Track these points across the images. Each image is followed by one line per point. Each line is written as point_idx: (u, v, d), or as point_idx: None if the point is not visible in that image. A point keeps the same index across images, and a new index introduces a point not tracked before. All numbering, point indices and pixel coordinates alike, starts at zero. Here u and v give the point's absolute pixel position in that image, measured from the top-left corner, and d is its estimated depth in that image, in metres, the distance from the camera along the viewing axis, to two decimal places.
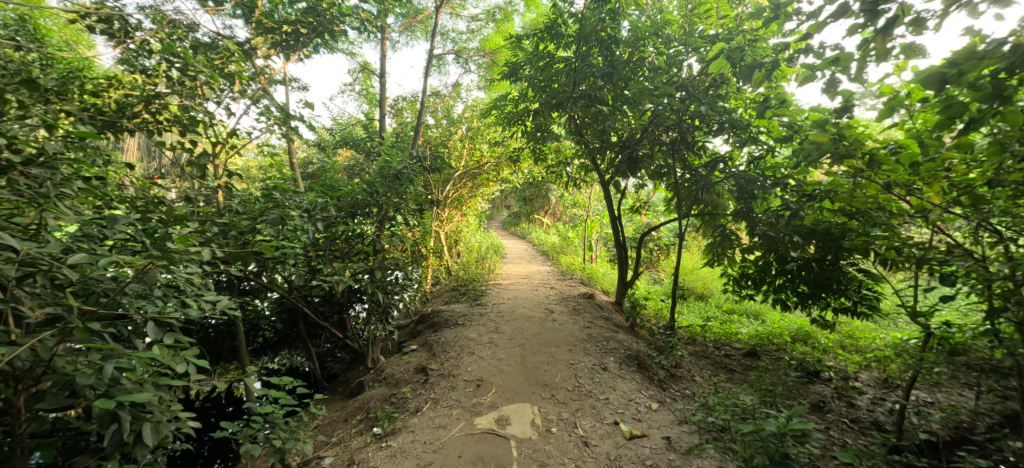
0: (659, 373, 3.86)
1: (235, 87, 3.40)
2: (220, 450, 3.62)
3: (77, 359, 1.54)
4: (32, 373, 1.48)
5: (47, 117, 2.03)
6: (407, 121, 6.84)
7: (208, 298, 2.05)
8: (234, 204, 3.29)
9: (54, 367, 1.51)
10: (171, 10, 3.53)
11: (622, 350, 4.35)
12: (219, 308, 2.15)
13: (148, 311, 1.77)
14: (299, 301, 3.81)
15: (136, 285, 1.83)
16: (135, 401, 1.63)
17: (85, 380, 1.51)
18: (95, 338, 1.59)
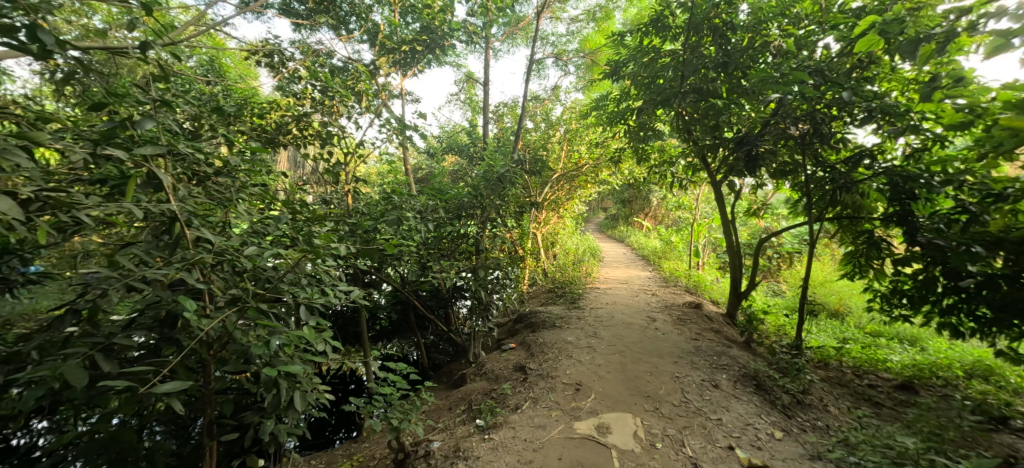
0: (783, 398, 3.45)
1: (364, 104, 3.83)
2: (345, 421, 4.17)
3: (249, 333, 1.86)
4: (220, 341, 1.83)
5: (228, 136, 2.50)
6: (508, 126, 7.06)
7: (344, 288, 2.34)
8: (360, 206, 3.70)
9: (234, 338, 1.85)
10: (314, 41, 4.10)
11: (736, 367, 3.99)
12: (350, 298, 2.45)
13: (299, 297, 2.08)
14: (412, 295, 4.16)
15: (290, 274, 2.17)
16: (291, 372, 1.94)
17: (257, 351, 1.84)
18: (265, 315, 1.92)
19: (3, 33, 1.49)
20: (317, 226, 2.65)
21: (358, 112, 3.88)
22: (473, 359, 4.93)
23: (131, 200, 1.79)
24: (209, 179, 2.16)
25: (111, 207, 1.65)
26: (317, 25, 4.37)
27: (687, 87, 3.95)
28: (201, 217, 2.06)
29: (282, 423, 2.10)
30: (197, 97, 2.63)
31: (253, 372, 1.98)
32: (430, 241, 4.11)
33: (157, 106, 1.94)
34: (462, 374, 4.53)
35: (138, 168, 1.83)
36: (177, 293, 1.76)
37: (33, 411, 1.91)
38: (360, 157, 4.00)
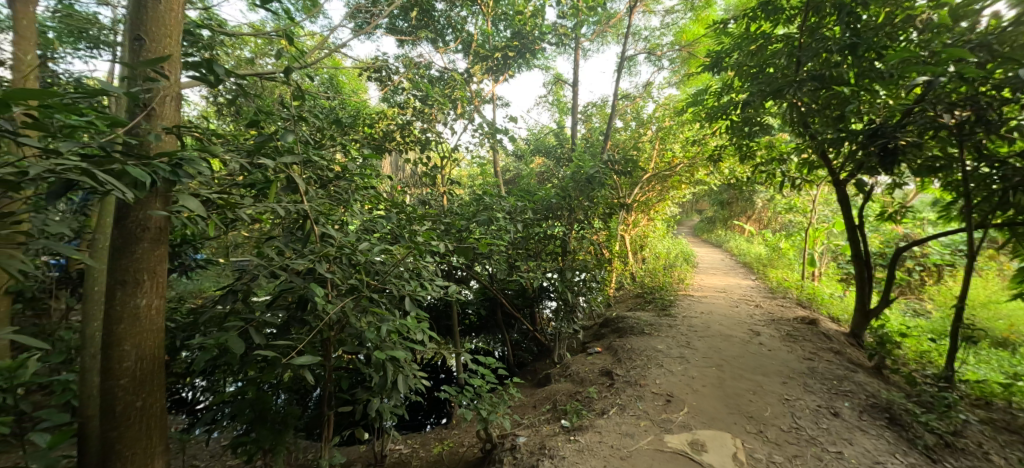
0: (925, 437, 2.97)
1: (460, 110, 4.06)
2: (435, 407, 4.49)
3: (363, 319, 2.10)
4: (340, 324, 2.10)
5: (346, 144, 2.83)
6: (596, 126, 6.99)
7: (441, 283, 2.52)
8: (454, 207, 3.93)
9: (350, 323, 2.10)
10: (415, 55, 4.43)
11: (862, 396, 3.54)
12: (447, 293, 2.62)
13: (404, 290, 2.29)
14: (500, 293, 4.31)
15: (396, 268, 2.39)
16: (397, 357, 2.14)
17: (370, 336, 2.07)
18: (376, 304, 2.16)
19: (190, 69, 1.86)
20: (417, 226, 2.88)
21: (454, 118, 4.12)
22: (558, 360, 4.96)
23: (273, 200, 2.13)
24: (331, 182, 2.48)
25: (261, 206, 1.98)
26: (418, 40, 4.73)
27: (803, 75, 3.56)
28: (325, 215, 2.36)
29: (388, 402, 2.34)
30: (320, 111, 3.01)
31: (364, 354, 2.22)
32: (519, 241, 4.23)
33: (294, 119, 2.27)
34: (547, 374, 4.59)
35: (279, 173, 2.16)
36: (307, 280, 2.05)
37: (200, 371, 2.34)
38: (454, 161, 4.24)
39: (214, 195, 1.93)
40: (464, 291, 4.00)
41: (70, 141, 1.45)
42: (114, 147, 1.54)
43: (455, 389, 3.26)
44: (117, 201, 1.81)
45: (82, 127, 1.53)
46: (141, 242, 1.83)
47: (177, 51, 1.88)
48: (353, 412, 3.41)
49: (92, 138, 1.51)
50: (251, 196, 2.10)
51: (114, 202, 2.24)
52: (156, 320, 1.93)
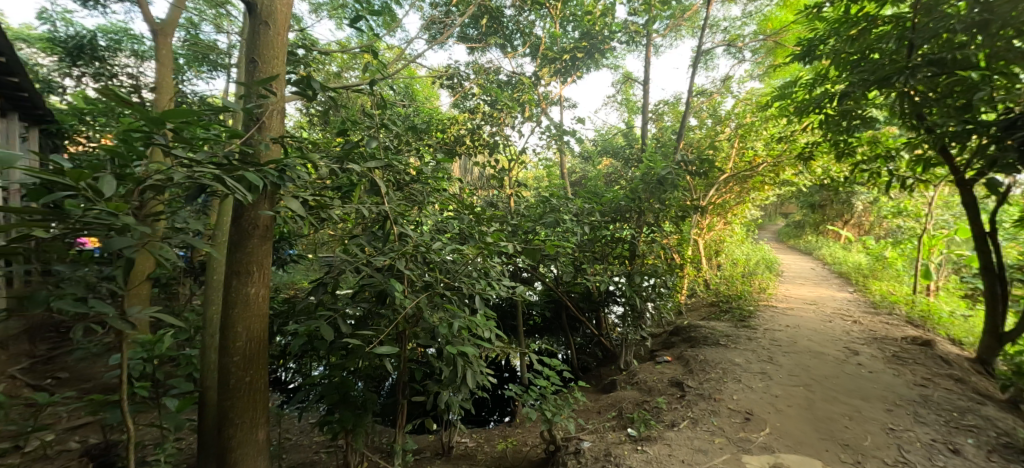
0: None
1: (528, 112, 4.12)
2: (499, 405, 4.60)
3: (436, 315, 2.23)
4: (415, 318, 2.25)
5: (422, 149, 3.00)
6: (668, 125, 6.74)
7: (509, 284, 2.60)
8: (521, 209, 4.00)
9: (425, 317, 2.24)
10: (485, 60, 4.57)
11: (990, 433, 3.08)
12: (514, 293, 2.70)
13: (475, 288, 2.39)
14: (565, 295, 4.32)
15: (466, 267, 2.51)
16: (468, 353, 2.25)
17: (443, 332, 2.19)
18: (449, 301, 2.28)
19: (294, 85, 2.10)
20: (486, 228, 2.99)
21: (521, 121, 4.20)
22: (624, 366, 4.85)
23: (358, 202, 2.34)
24: (408, 185, 2.65)
25: (349, 208, 2.19)
26: (488, 46, 4.89)
27: (918, 60, 3.16)
28: (403, 215, 2.53)
29: (457, 396, 2.45)
30: (399, 118, 3.22)
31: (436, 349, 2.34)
32: (586, 244, 4.21)
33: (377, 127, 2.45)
34: (612, 380, 4.51)
35: (364, 177, 2.37)
36: (386, 276, 2.21)
37: (294, 355, 2.62)
38: (521, 163, 4.32)
39: (311, 197, 2.16)
40: (529, 293, 4.04)
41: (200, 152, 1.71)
42: (233, 156, 1.78)
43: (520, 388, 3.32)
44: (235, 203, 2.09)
45: (210, 140, 1.80)
46: (253, 238, 2.09)
47: (282, 68, 2.15)
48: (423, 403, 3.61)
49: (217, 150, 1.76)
50: (340, 198, 2.33)
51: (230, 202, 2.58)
52: (261, 306, 2.19)
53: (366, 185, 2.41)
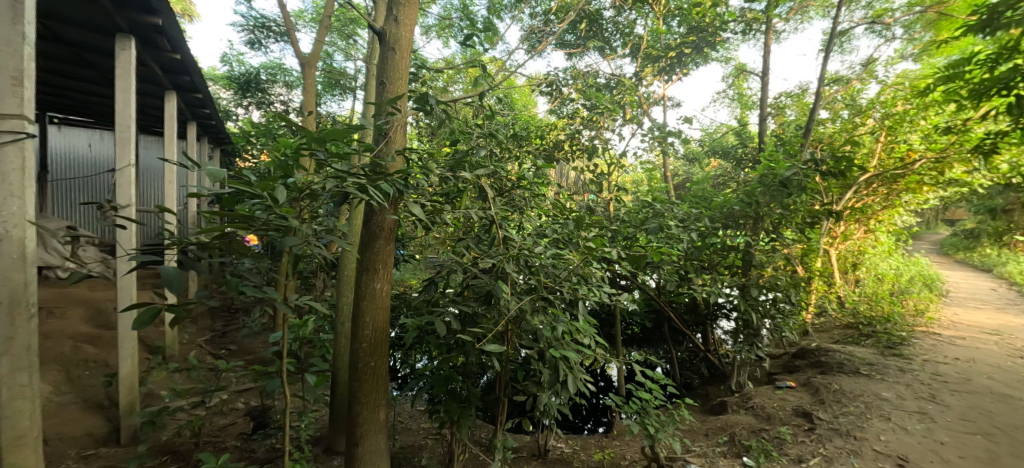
0: None
1: (629, 116, 4.00)
2: (595, 414, 4.58)
3: (537, 317, 2.36)
4: (517, 320, 2.40)
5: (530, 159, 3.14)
6: (789, 119, 6.10)
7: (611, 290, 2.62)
8: (622, 214, 3.94)
9: (526, 319, 2.40)
10: (584, 65, 4.58)
11: None
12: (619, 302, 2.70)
13: (577, 294, 2.46)
14: (666, 305, 4.17)
15: (564, 271, 2.60)
16: (569, 359, 2.33)
17: (546, 335, 2.30)
18: (550, 305, 2.40)
19: (418, 101, 2.46)
20: (585, 234, 3.04)
21: (622, 125, 4.12)
22: (736, 388, 4.47)
23: (463, 208, 2.58)
24: (511, 192, 2.82)
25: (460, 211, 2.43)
26: (587, 50, 4.88)
27: None
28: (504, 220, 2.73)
29: (557, 400, 2.55)
30: (502, 129, 3.38)
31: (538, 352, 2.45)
32: (692, 252, 3.98)
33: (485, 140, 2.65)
34: (722, 401, 4.19)
35: (469, 184, 2.59)
36: (491, 278, 2.39)
37: (408, 345, 2.95)
38: (621, 167, 4.25)
39: (427, 204, 2.42)
40: (631, 305, 3.79)
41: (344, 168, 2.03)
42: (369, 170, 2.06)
43: (621, 400, 3.27)
44: (366, 208, 2.47)
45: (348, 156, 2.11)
46: (379, 239, 2.45)
47: (405, 85, 2.61)
48: (523, 405, 3.74)
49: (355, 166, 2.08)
50: (451, 204, 2.58)
51: (361, 208, 2.97)
52: (382, 300, 2.52)
53: (471, 190, 2.63)
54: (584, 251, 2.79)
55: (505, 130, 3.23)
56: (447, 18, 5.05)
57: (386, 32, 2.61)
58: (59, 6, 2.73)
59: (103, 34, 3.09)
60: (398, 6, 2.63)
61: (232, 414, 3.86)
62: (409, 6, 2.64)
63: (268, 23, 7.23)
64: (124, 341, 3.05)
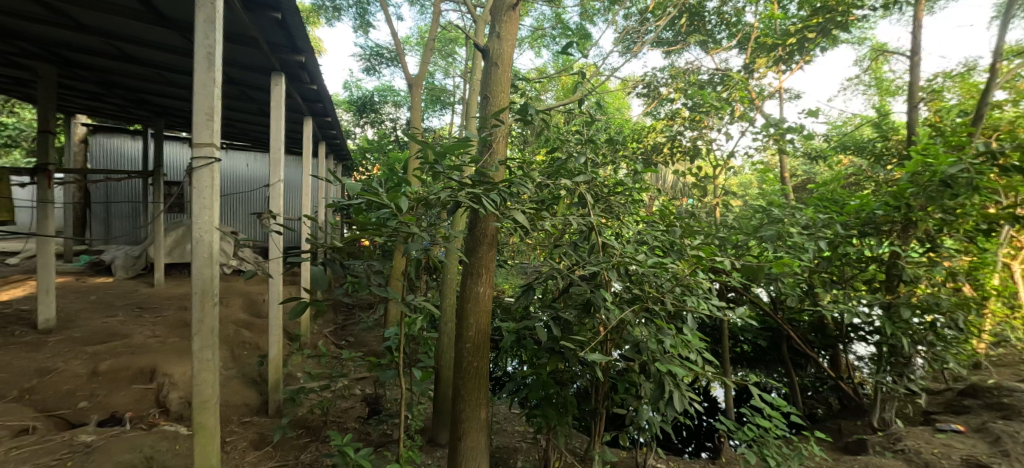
0: None
1: (740, 112, 3.66)
2: (698, 434, 4.29)
3: (639, 329, 2.44)
4: (619, 328, 2.50)
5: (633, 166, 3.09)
6: (948, 105, 5.11)
7: (721, 304, 2.59)
8: (730, 220, 3.65)
9: (628, 329, 2.49)
10: (685, 62, 4.32)
11: None
12: (732, 316, 2.66)
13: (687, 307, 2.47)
14: (785, 323, 3.76)
15: (668, 281, 2.61)
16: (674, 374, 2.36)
17: (650, 347, 2.34)
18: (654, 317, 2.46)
19: (520, 114, 2.68)
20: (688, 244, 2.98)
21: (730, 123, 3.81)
22: (880, 426, 3.77)
23: (561, 214, 2.71)
24: (609, 199, 2.86)
25: (560, 218, 2.57)
26: (687, 46, 4.62)
27: None
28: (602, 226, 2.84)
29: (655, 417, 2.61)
30: (599, 135, 3.35)
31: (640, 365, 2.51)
32: (821, 264, 3.57)
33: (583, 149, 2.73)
34: (860, 439, 3.65)
35: (565, 190, 2.69)
36: (591, 285, 2.47)
37: (505, 347, 3.17)
38: (729, 170, 3.93)
39: (529, 212, 2.57)
40: (750, 322, 3.36)
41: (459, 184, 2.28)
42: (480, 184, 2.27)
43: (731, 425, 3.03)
44: (470, 216, 2.70)
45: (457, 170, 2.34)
46: (482, 245, 2.68)
47: (507, 98, 2.79)
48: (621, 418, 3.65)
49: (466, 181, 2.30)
50: (551, 211, 2.70)
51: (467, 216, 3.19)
52: (485, 304, 2.77)
53: (568, 197, 2.75)
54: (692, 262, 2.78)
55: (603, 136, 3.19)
56: (540, 27, 5.12)
57: (489, 48, 2.79)
58: (233, 53, 3.34)
59: (261, 73, 3.70)
60: (500, 23, 2.81)
61: (353, 399, 4.35)
62: (510, 22, 2.81)
63: (383, 50, 8.14)
64: (274, 329, 3.60)
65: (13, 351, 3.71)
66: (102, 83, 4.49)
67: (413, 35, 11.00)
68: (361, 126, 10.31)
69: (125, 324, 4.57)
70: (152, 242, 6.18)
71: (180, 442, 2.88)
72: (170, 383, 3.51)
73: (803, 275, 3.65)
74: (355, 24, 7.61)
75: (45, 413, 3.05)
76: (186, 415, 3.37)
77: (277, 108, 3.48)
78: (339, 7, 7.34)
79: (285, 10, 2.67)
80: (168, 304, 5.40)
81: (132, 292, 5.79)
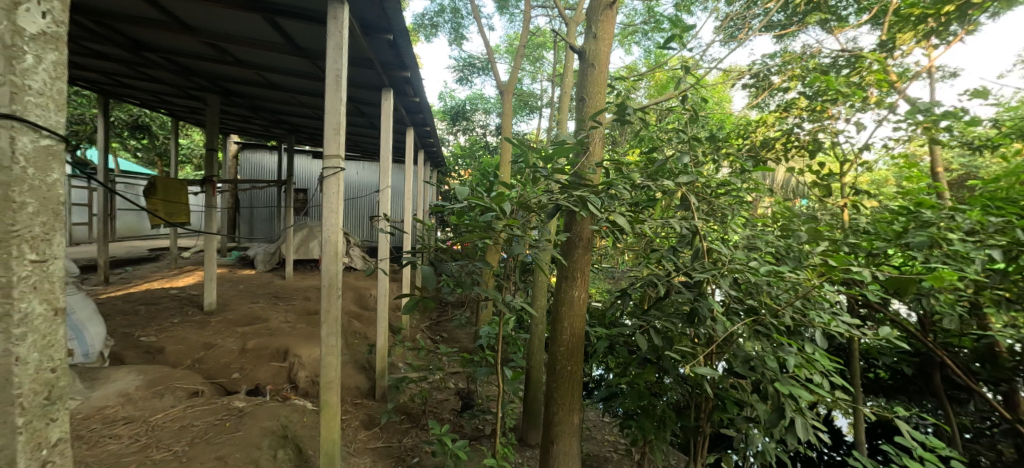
0: None
1: (876, 99, 3.12)
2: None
3: (752, 343, 2.28)
4: (728, 341, 2.37)
5: (740, 165, 2.83)
6: None
7: (854, 321, 2.31)
8: (862, 223, 3.12)
9: (738, 343, 2.33)
10: (801, 46, 3.82)
11: None
12: (872, 336, 2.29)
13: (814, 322, 2.25)
14: (938, 348, 3.05)
15: (786, 293, 2.41)
16: (795, 396, 2.15)
17: (767, 365, 2.13)
18: (769, 331, 2.28)
19: (617, 115, 2.62)
20: (811, 249, 2.66)
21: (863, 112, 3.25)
22: None
23: (659, 217, 2.60)
24: (714, 202, 2.68)
25: (660, 221, 2.47)
26: (806, 27, 4.06)
27: None
28: (707, 231, 2.71)
29: (771, 441, 2.37)
30: (700, 132, 3.10)
31: (754, 384, 2.31)
32: (988, 277, 2.74)
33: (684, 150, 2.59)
34: None
35: (662, 193, 2.58)
36: (698, 296, 2.40)
37: (597, 353, 3.13)
38: (859, 166, 3.36)
39: (627, 214, 2.51)
40: (903, 343, 2.65)
41: (559, 187, 2.33)
42: (578, 189, 2.30)
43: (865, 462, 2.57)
44: (568, 218, 2.70)
45: (552, 174, 2.38)
46: (578, 248, 2.66)
47: (603, 99, 2.77)
48: (728, 438, 3.34)
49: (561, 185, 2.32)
50: (650, 214, 2.61)
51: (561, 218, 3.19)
52: (579, 308, 2.76)
53: (668, 199, 2.64)
54: (816, 272, 2.52)
55: (703, 133, 2.94)
56: (631, 23, 4.90)
57: (586, 50, 2.77)
58: (353, 74, 3.76)
59: (374, 90, 4.10)
60: (596, 23, 2.77)
61: (448, 392, 4.60)
62: (608, 20, 2.75)
63: (474, 60, 8.47)
64: (382, 322, 3.97)
65: (187, 328, 4.57)
66: (250, 107, 5.35)
67: (505, 42, 11.36)
68: (454, 134, 11.23)
69: (265, 310, 5.38)
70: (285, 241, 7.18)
71: (306, 415, 3.32)
72: (299, 363, 4.06)
73: (967, 290, 2.89)
74: (450, 38, 8.05)
75: (210, 381, 3.73)
76: (310, 392, 3.87)
77: (386, 121, 3.84)
78: (437, 23, 7.84)
79: (396, 32, 2.95)
80: (297, 295, 6.23)
81: (270, 283, 6.79)
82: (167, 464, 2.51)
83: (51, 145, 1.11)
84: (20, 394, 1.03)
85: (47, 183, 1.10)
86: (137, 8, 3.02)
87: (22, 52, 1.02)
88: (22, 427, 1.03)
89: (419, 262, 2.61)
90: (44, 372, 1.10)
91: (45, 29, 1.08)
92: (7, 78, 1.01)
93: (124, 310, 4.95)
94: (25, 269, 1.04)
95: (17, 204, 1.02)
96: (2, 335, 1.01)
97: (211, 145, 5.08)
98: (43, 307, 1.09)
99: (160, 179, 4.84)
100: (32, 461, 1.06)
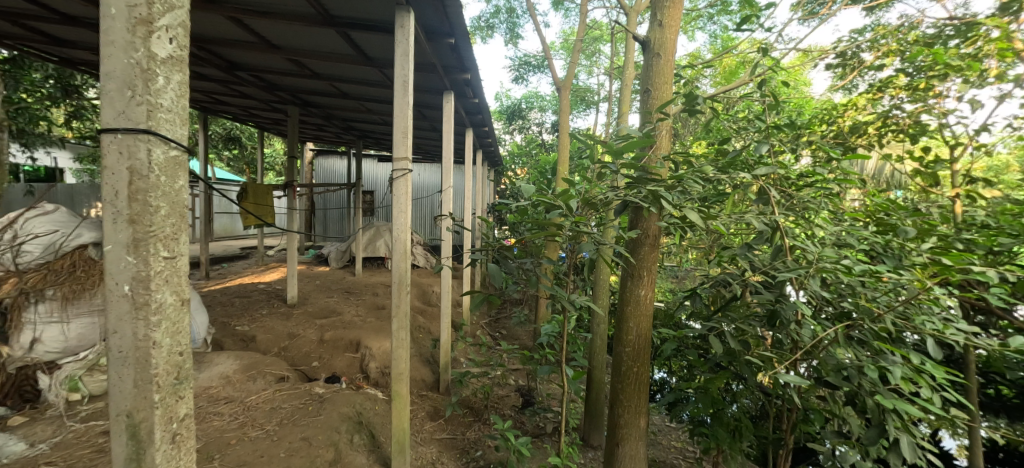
0: None
1: (996, 71, 2.65)
2: None
3: (847, 350, 2.07)
4: (815, 346, 2.18)
5: (824, 155, 2.57)
6: None
7: (973, 329, 2.00)
8: (981, 217, 2.66)
9: (829, 349, 2.13)
10: (897, 17, 3.37)
11: None
12: (998, 346, 1.97)
13: (922, 329, 2.00)
14: None
15: (886, 295, 2.14)
16: (898, 412, 1.92)
17: (863, 375, 1.93)
18: (867, 338, 2.06)
19: (688, 102, 2.47)
20: (917, 247, 2.33)
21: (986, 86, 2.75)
22: None
23: (731, 212, 2.44)
24: (793, 197, 2.47)
25: (734, 217, 2.30)
26: None
27: None
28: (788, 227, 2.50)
29: (864, 457, 2.16)
30: (775, 118, 2.85)
31: (850, 396, 2.09)
32: None
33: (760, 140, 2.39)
34: None
35: (734, 186, 2.41)
36: (779, 297, 2.22)
37: (663, 355, 3.00)
38: (973, 149, 2.90)
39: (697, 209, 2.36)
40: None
41: (627, 184, 2.26)
42: (648, 183, 2.20)
43: None
44: (633, 214, 2.60)
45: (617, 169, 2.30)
46: (645, 246, 2.57)
47: (669, 90, 2.65)
48: (812, 453, 3.04)
49: (627, 180, 2.24)
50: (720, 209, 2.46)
51: (626, 216, 3.10)
52: (646, 309, 2.67)
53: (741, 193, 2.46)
54: (925, 271, 2.22)
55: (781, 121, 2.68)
56: (693, 8, 4.62)
57: (651, 39, 2.66)
58: (418, 78, 3.90)
59: (437, 93, 4.23)
60: (662, 10, 2.65)
61: (509, 387, 4.64)
62: (674, 7, 2.62)
63: (530, 59, 8.48)
64: (445, 317, 4.11)
65: (273, 318, 5.05)
66: (324, 116, 5.75)
67: (560, 39, 11.25)
68: (511, 133, 11.40)
69: (340, 304, 5.80)
70: (356, 240, 7.68)
71: (378, 403, 3.54)
72: (370, 355, 4.33)
73: None
74: (506, 38, 8.12)
75: (293, 367, 4.11)
76: (380, 382, 4.13)
77: (447, 122, 3.95)
78: (493, 24, 7.96)
79: (458, 36, 3.02)
80: (367, 291, 6.63)
81: (343, 279, 7.29)
82: (261, 441, 2.78)
83: (178, 155, 1.13)
84: (158, 373, 1.08)
85: (176, 188, 1.13)
86: (232, 31, 3.37)
87: (156, 74, 1.05)
88: (158, 403, 1.08)
89: (483, 260, 2.63)
90: (175, 355, 1.13)
91: (173, 54, 1.09)
92: (143, 97, 1.04)
93: (223, 301, 5.57)
94: (160, 264, 1.08)
95: (152, 207, 1.06)
96: (143, 322, 1.06)
97: (291, 153, 5.53)
98: (174, 297, 1.12)
99: (250, 184, 5.31)
100: (167, 433, 1.11)
